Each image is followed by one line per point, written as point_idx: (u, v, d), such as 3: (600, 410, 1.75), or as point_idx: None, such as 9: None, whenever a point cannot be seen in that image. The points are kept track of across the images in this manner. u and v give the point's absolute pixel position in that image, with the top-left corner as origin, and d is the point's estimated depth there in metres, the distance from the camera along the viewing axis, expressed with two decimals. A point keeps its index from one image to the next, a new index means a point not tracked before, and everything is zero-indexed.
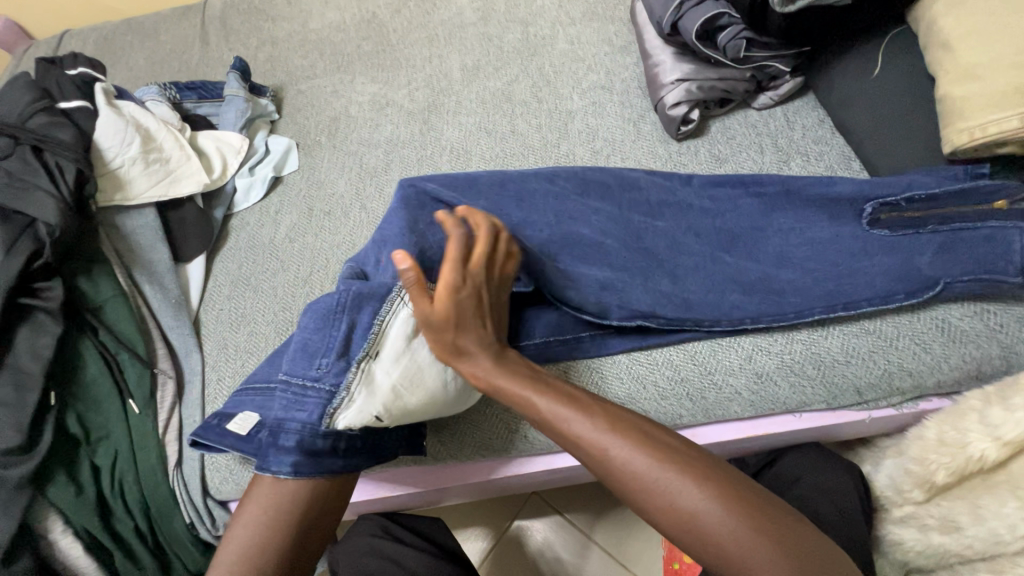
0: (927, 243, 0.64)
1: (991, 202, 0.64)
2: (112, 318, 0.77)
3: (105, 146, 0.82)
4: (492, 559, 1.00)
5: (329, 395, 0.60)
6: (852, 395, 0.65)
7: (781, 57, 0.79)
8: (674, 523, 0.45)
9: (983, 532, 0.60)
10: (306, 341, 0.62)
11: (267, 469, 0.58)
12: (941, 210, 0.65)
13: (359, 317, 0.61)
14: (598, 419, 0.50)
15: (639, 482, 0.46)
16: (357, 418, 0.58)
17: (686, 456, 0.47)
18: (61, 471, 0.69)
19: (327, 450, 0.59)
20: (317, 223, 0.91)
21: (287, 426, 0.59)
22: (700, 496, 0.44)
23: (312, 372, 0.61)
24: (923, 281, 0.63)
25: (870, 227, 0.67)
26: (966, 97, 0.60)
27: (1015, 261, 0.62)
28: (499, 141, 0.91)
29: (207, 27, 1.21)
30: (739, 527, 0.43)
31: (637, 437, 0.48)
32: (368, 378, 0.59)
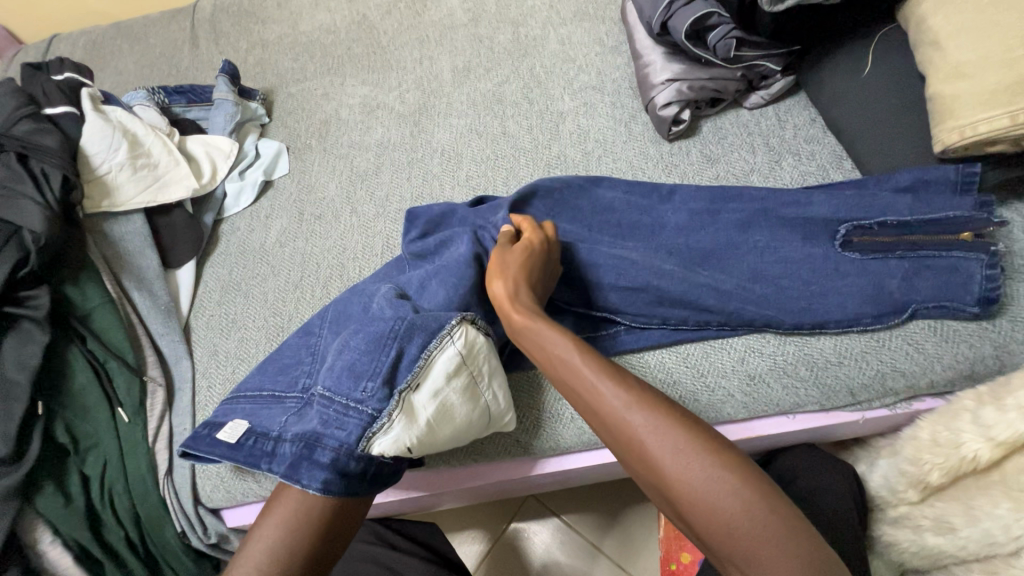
0: (895, 269, 0.64)
1: (957, 233, 0.64)
2: (101, 326, 0.76)
3: (92, 152, 0.81)
4: (489, 563, 1.00)
5: (370, 419, 0.58)
6: (845, 396, 0.65)
7: (773, 56, 0.79)
8: (683, 496, 0.43)
9: (976, 533, 0.60)
10: (353, 360, 0.61)
11: (297, 483, 0.56)
12: (908, 236, 0.65)
13: (408, 346, 0.60)
14: (627, 381, 0.49)
15: (653, 445, 0.45)
16: (392, 447, 0.57)
17: (711, 433, 0.45)
18: (49, 481, 0.68)
19: (356, 473, 0.57)
20: (308, 227, 0.90)
21: (324, 442, 0.58)
22: (708, 468, 0.43)
23: (356, 393, 0.59)
24: (890, 307, 0.63)
25: (841, 249, 0.66)
26: (955, 96, 0.60)
27: (971, 291, 0.62)
28: (490, 143, 0.91)
29: (197, 30, 1.20)
30: (753, 510, 0.41)
31: (664, 405, 0.47)
32: (410, 406, 0.59)
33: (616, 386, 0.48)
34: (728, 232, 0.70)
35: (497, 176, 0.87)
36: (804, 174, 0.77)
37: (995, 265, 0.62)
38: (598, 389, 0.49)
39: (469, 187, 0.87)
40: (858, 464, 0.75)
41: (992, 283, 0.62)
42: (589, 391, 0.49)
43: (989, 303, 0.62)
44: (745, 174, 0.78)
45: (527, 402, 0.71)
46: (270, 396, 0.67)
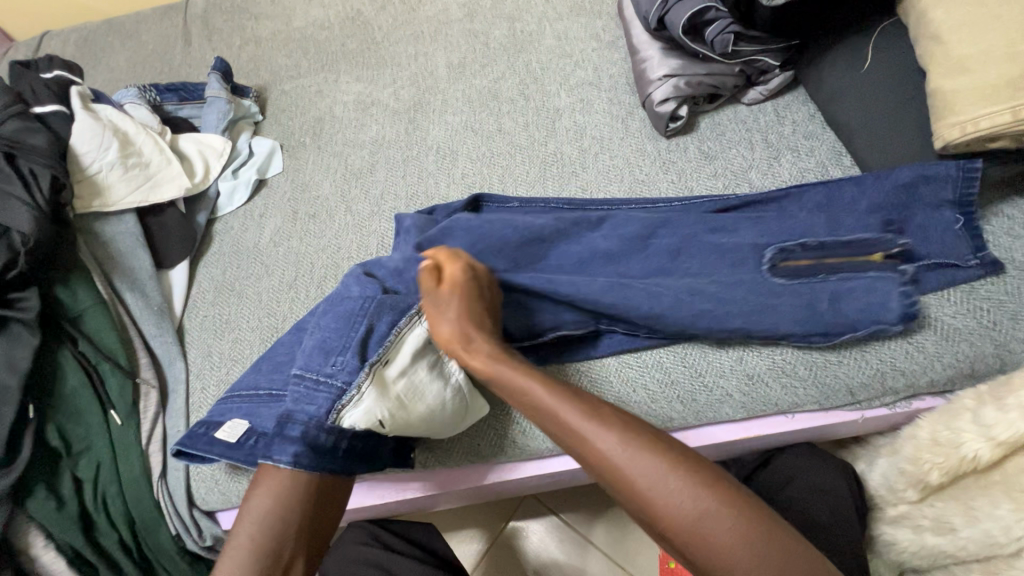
0: (825, 291, 0.62)
1: (869, 254, 0.64)
2: (92, 327, 0.75)
3: (82, 151, 0.80)
4: (487, 562, 0.99)
5: (339, 392, 0.59)
6: (844, 395, 0.64)
7: (769, 51, 0.78)
8: (676, 530, 0.44)
9: (976, 533, 0.60)
10: (323, 339, 0.63)
11: (269, 459, 0.56)
12: (829, 257, 0.64)
13: (377, 323, 0.62)
14: (604, 416, 0.48)
15: (631, 474, 0.45)
16: (363, 418, 0.58)
17: (692, 460, 0.46)
18: (41, 485, 0.67)
19: (328, 447, 0.57)
20: (302, 226, 0.89)
21: (294, 418, 0.59)
22: (688, 493, 0.44)
23: (327, 367, 0.61)
24: (819, 330, 0.62)
25: (772, 274, 0.64)
26: (957, 91, 0.59)
27: (892, 309, 0.61)
28: (485, 140, 0.90)
29: (189, 26, 1.19)
30: (743, 534, 0.42)
31: (644, 438, 0.47)
32: (381, 379, 0.60)
33: (593, 424, 0.47)
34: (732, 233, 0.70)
35: (493, 174, 0.86)
36: (802, 171, 0.76)
37: (909, 284, 0.61)
38: (576, 429, 0.48)
39: (464, 185, 0.86)
40: (857, 463, 0.75)
41: (911, 300, 0.61)
42: (568, 431, 0.48)
43: (911, 321, 0.61)
44: (743, 171, 0.77)
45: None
46: (267, 393, 0.66)
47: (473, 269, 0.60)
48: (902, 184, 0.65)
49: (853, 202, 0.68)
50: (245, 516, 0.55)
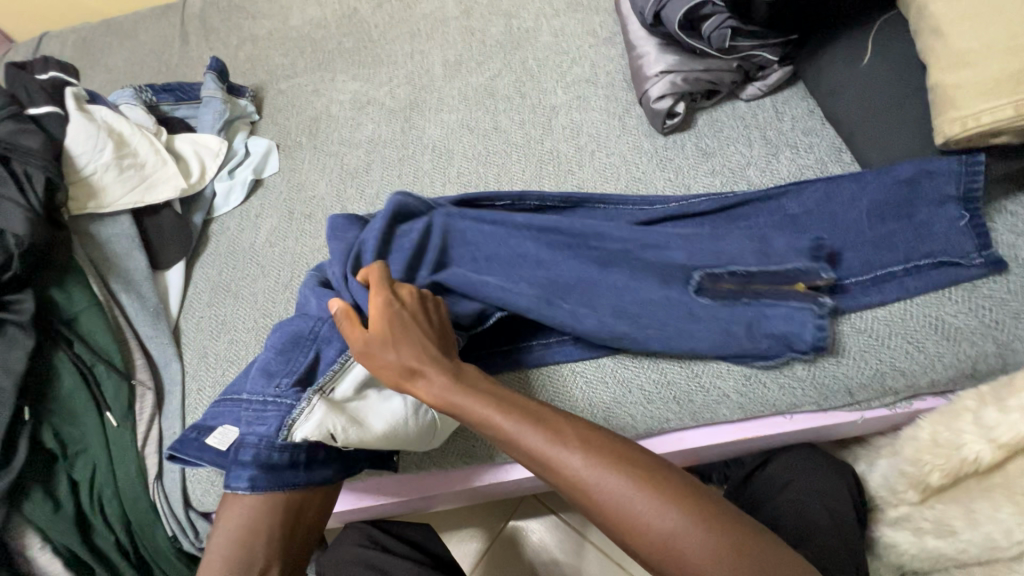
0: (740, 316, 0.62)
1: (794, 283, 0.63)
2: (87, 329, 0.75)
3: (77, 153, 0.80)
4: (486, 561, 0.99)
5: (287, 411, 0.59)
6: (844, 396, 0.63)
7: (768, 45, 0.76)
8: (648, 548, 0.44)
9: (978, 537, 0.60)
10: (269, 360, 0.63)
11: (227, 487, 0.56)
12: (754, 282, 0.63)
13: (326, 348, 0.63)
14: (565, 438, 0.48)
15: (598, 493, 0.45)
16: (314, 432, 0.55)
17: (657, 474, 0.46)
18: (37, 487, 0.68)
19: (285, 465, 0.58)
20: (298, 226, 0.89)
21: (247, 440, 0.59)
22: (655, 508, 0.44)
23: (270, 390, 0.61)
24: (732, 352, 0.62)
25: (696, 294, 0.63)
26: (958, 85, 0.58)
27: (806, 338, 0.61)
28: (482, 138, 0.89)
29: (186, 26, 1.19)
30: (715, 547, 0.42)
31: (607, 457, 0.47)
32: (332, 399, 0.59)
33: (555, 447, 0.47)
34: None
35: (489, 172, 0.85)
36: (801, 168, 0.74)
37: (825, 316, 0.61)
38: (538, 453, 0.48)
39: (460, 184, 0.86)
40: (858, 463, 0.74)
41: (823, 330, 0.61)
42: (532, 455, 0.48)
43: (819, 350, 0.61)
44: (741, 169, 0.76)
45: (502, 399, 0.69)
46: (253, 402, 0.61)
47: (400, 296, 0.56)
48: (904, 179, 0.64)
49: (853, 198, 0.66)
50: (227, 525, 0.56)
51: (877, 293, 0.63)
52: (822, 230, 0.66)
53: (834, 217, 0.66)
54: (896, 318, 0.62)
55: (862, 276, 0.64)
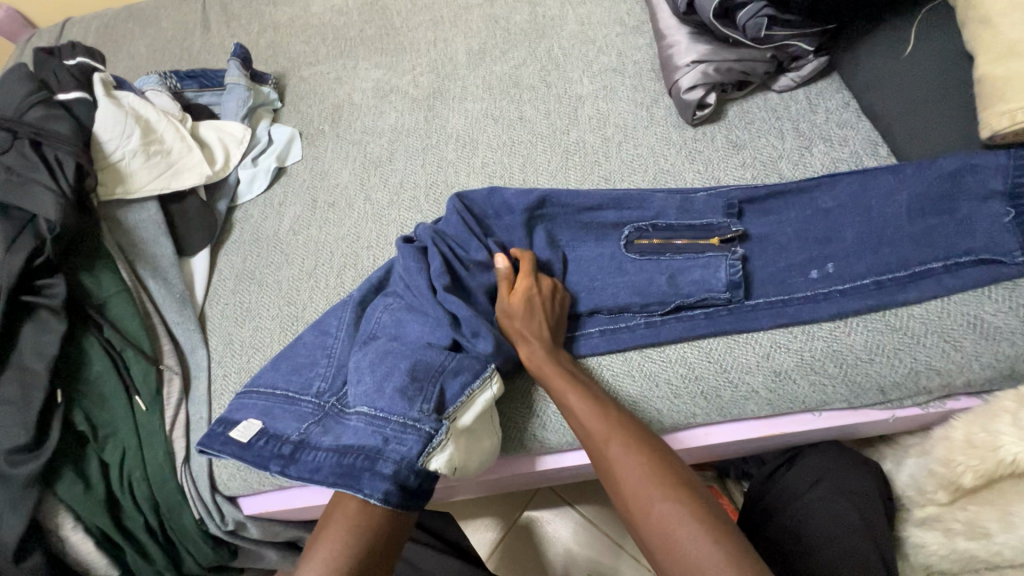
0: (664, 267, 0.68)
1: (708, 238, 0.68)
2: (116, 314, 0.76)
3: (105, 139, 0.80)
4: (501, 550, 1.00)
5: (427, 437, 0.57)
6: (876, 394, 0.62)
7: (806, 36, 0.75)
8: (646, 526, 0.48)
9: (1014, 540, 0.57)
10: (403, 382, 0.61)
11: (361, 493, 0.55)
12: (675, 238, 0.69)
13: (451, 381, 0.62)
14: (618, 425, 0.54)
15: (620, 471, 0.51)
16: (447, 465, 0.57)
17: (678, 474, 0.50)
18: (69, 468, 0.68)
19: (413, 488, 0.57)
20: (321, 214, 0.89)
21: (385, 455, 0.57)
22: (661, 495, 0.48)
23: (412, 413, 0.59)
24: (657, 298, 0.66)
25: (626, 249, 0.70)
26: (1008, 77, 0.56)
27: (721, 280, 0.65)
28: (507, 128, 0.88)
29: (208, 12, 1.18)
30: (702, 541, 0.45)
31: (645, 452, 0.52)
32: (456, 429, 0.60)
33: (607, 429, 0.54)
34: (763, 234, 0.68)
35: (514, 163, 0.85)
36: (835, 162, 0.73)
37: (738, 261, 0.66)
38: (588, 430, 0.55)
39: (484, 174, 0.85)
40: (884, 463, 0.74)
41: (736, 270, 0.65)
42: (586, 434, 0.55)
43: (738, 288, 0.65)
44: (772, 162, 0.75)
45: (530, 390, 0.69)
46: (283, 395, 0.68)
47: (539, 283, 0.66)
48: (947, 173, 0.62)
49: (891, 192, 0.65)
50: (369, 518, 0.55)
51: (914, 291, 0.62)
52: (858, 225, 0.65)
53: (868, 211, 0.65)
54: (932, 317, 0.61)
55: (899, 271, 0.62)
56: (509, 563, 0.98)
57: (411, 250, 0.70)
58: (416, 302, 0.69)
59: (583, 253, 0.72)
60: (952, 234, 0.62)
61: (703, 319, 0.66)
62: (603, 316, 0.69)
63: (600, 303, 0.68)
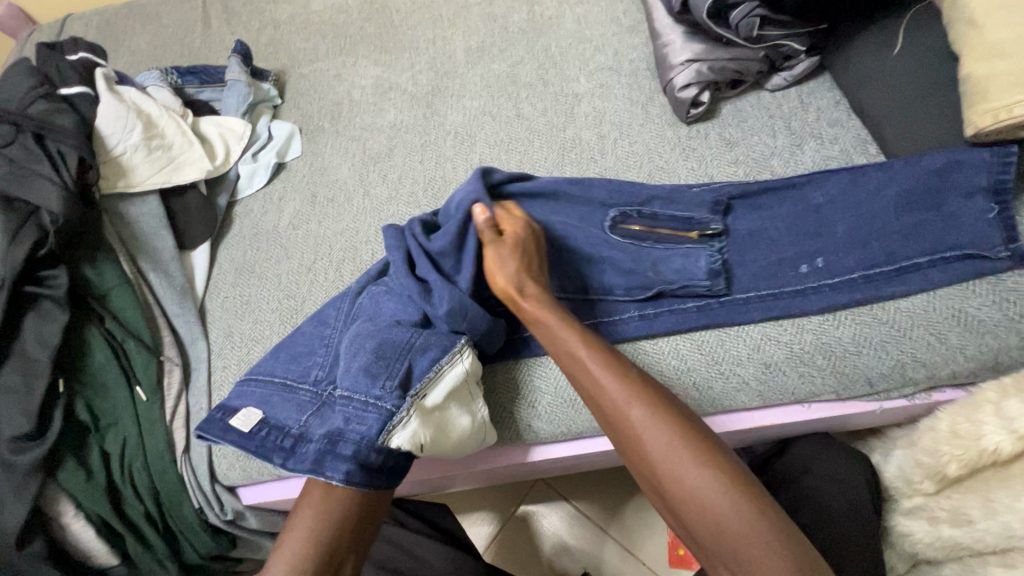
0: (646, 255, 0.69)
1: (687, 230, 0.69)
2: (118, 305, 0.77)
3: (107, 133, 0.81)
4: (497, 543, 1.01)
5: (388, 415, 0.59)
6: (863, 385, 0.64)
7: (797, 35, 0.76)
8: (676, 491, 0.49)
9: (994, 526, 0.59)
10: (368, 360, 0.63)
11: (322, 475, 0.57)
12: (657, 227, 0.70)
13: (419, 358, 0.63)
14: (638, 386, 0.54)
15: (645, 435, 0.51)
16: (409, 441, 0.58)
17: (702, 436, 0.50)
18: (71, 456, 0.69)
19: (376, 466, 0.59)
20: (321, 209, 0.90)
21: (346, 436, 0.59)
22: (691, 460, 0.49)
23: (374, 391, 0.61)
24: (640, 285, 0.68)
25: (609, 234, 0.71)
26: (991, 76, 0.58)
27: (700, 267, 0.67)
28: (504, 125, 0.89)
29: (209, 9, 1.19)
30: (736, 503, 0.46)
31: (669, 414, 0.51)
32: (423, 406, 0.61)
33: (626, 390, 0.53)
34: (756, 230, 0.69)
35: (511, 159, 0.86)
36: (825, 159, 0.74)
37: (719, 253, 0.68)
38: (607, 392, 0.54)
39: None
40: (873, 455, 0.75)
41: (716, 259, 0.67)
42: (601, 393, 0.55)
43: (718, 276, 0.67)
44: (764, 159, 0.76)
45: (524, 379, 0.70)
46: (281, 383, 0.69)
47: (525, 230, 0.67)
48: (933, 170, 0.64)
49: (879, 188, 0.66)
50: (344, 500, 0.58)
51: (901, 284, 0.63)
52: (847, 221, 0.67)
53: (858, 207, 0.67)
54: (919, 310, 0.63)
55: (886, 266, 0.64)
56: (505, 557, 1.00)
57: (395, 233, 0.72)
58: (393, 281, 0.71)
59: (576, 240, 0.71)
60: (938, 230, 0.64)
61: (696, 313, 0.67)
62: (590, 304, 0.70)
63: (596, 297, 0.70)
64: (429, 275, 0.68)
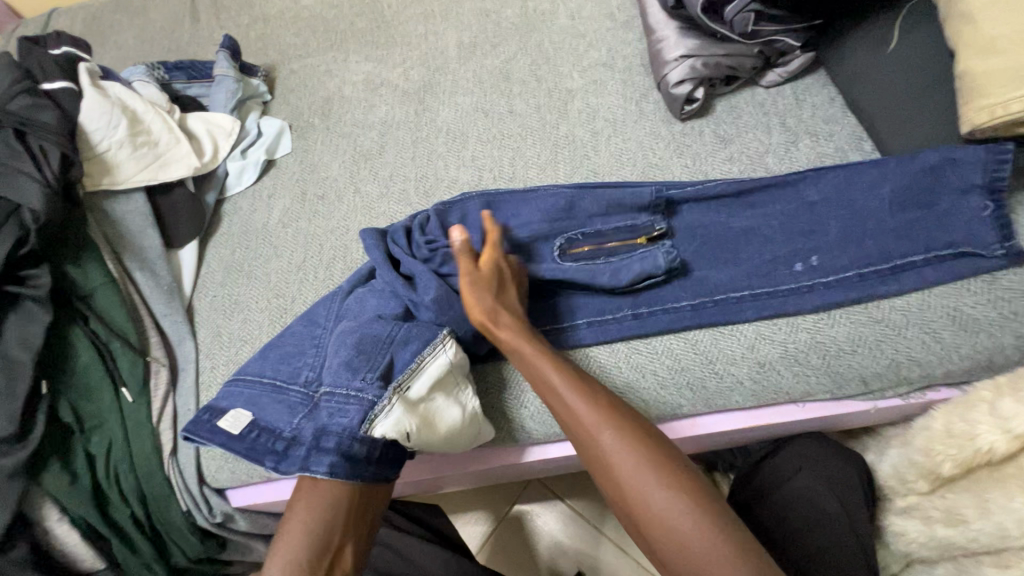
0: (605, 265, 0.68)
1: (636, 238, 0.70)
2: (103, 305, 0.75)
3: (91, 129, 0.79)
4: (491, 543, 1.00)
5: (369, 406, 0.58)
6: (857, 384, 0.63)
7: (792, 31, 0.76)
8: (645, 517, 0.48)
9: (988, 526, 0.58)
10: (350, 355, 0.62)
11: (305, 470, 0.57)
12: (605, 244, 0.70)
13: (401, 351, 0.62)
14: (609, 410, 0.53)
15: (616, 460, 0.50)
16: (393, 429, 0.57)
17: (672, 461, 0.50)
18: (55, 459, 0.68)
19: (361, 457, 0.58)
20: (311, 206, 0.89)
21: (329, 430, 0.59)
22: (660, 485, 0.48)
23: (355, 383, 0.60)
24: (608, 279, 0.67)
25: (560, 259, 0.70)
26: (987, 72, 0.57)
27: (659, 261, 0.66)
28: (496, 122, 0.88)
29: (197, 3, 1.17)
30: (704, 530, 0.46)
31: (640, 440, 0.51)
32: (408, 397, 0.59)
33: (599, 415, 0.53)
34: (750, 228, 0.69)
35: (503, 156, 0.85)
36: (820, 156, 0.74)
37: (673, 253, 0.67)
38: (579, 417, 0.54)
39: (475, 167, 0.85)
40: (867, 454, 0.75)
41: (672, 254, 0.67)
42: (575, 419, 0.54)
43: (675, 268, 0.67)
44: (759, 156, 0.76)
45: (515, 379, 0.69)
46: (270, 384, 0.68)
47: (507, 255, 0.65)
48: (928, 167, 0.64)
49: (874, 186, 0.66)
50: (331, 490, 0.57)
51: (895, 283, 0.63)
52: (841, 219, 0.66)
53: (852, 205, 0.66)
54: (914, 309, 0.62)
55: (881, 263, 0.63)
56: (499, 557, 0.99)
57: (375, 235, 0.73)
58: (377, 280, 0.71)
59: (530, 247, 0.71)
60: (933, 228, 0.63)
61: (689, 312, 0.66)
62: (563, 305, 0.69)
63: (591, 296, 0.69)
64: (414, 269, 0.68)
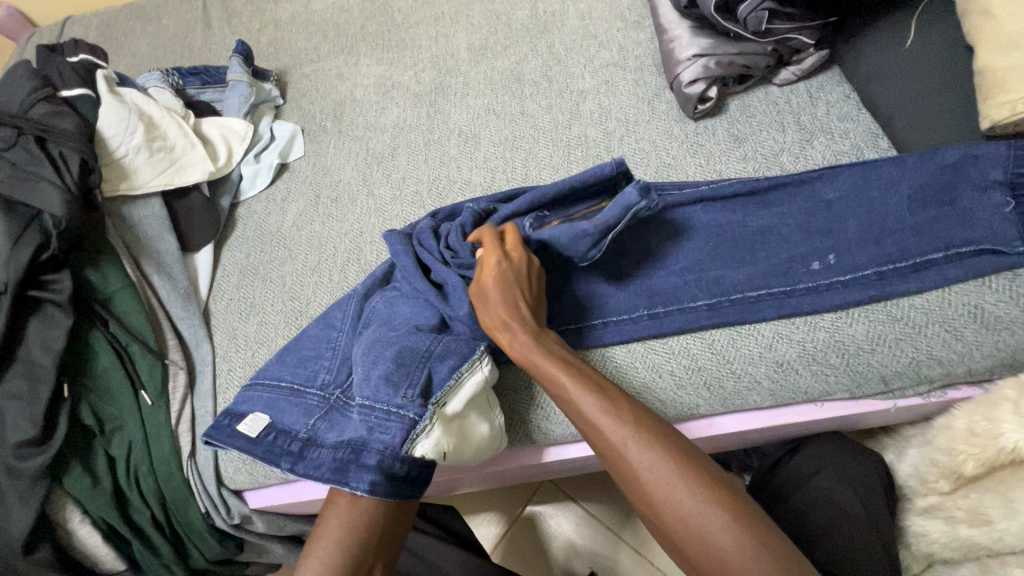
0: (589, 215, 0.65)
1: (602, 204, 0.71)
2: (122, 308, 0.76)
3: (109, 135, 0.80)
4: (504, 544, 1.00)
5: (411, 424, 0.58)
6: (878, 383, 0.63)
7: (806, 29, 0.76)
8: (679, 530, 0.47)
9: (1016, 527, 0.58)
10: (389, 368, 0.61)
11: (346, 485, 0.57)
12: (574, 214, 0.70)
13: (438, 366, 0.62)
14: (633, 422, 0.52)
15: (644, 475, 0.50)
16: (433, 450, 0.57)
17: (702, 470, 0.49)
18: (77, 462, 0.69)
19: (401, 476, 0.58)
20: (325, 209, 0.89)
21: (369, 445, 0.58)
22: (690, 497, 0.47)
23: (396, 400, 0.59)
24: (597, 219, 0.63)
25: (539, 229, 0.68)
26: (1008, 68, 0.57)
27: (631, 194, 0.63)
28: (508, 123, 0.88)
29: (209, 10, 1.18)
30: (742, 542, 0.45)
31: (666, 452, 0.50)
32: (444, 413, 0.60)
33: (623, 428, 0.52)
34: (766, 227, 0.68)
35: (516, 158, 0.85)
36: (836, 154, 0.73)
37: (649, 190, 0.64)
38: (602, 431, 0.52)
39: (487, 169, 0.85)
40: (886, 454, 0.74)
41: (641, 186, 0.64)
42: (598, 433, 0.53)
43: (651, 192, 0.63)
44: (774, 155, 0.75)
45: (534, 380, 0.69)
46: (288, 387, 0.68)
47: (511, 256, 0.62)
48: (947, 165, 0.64)
49: (892, 184, 0.65)
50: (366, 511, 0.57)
51: (916, 281, 0.62)
52: (859, 217, 0.66)
53: (871, 203, 0.66)
54: (934, 306, 0.62)
55: (900, 262, 0.63)
56: (512, 558, 0.99)
57: (401, 239, 0.72)
58: (407, 287, 0.71)
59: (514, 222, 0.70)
60: (953, 226, 0.63)
61: (705, 311, 0.66)
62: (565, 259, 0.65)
63: (607, 296, 0.69)
64: (448, 278, 0.67)
